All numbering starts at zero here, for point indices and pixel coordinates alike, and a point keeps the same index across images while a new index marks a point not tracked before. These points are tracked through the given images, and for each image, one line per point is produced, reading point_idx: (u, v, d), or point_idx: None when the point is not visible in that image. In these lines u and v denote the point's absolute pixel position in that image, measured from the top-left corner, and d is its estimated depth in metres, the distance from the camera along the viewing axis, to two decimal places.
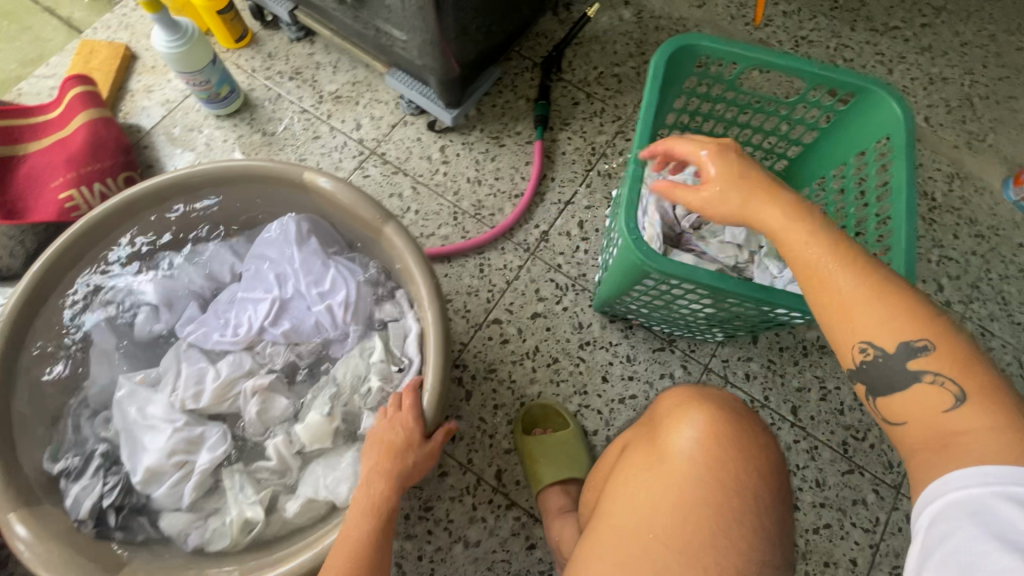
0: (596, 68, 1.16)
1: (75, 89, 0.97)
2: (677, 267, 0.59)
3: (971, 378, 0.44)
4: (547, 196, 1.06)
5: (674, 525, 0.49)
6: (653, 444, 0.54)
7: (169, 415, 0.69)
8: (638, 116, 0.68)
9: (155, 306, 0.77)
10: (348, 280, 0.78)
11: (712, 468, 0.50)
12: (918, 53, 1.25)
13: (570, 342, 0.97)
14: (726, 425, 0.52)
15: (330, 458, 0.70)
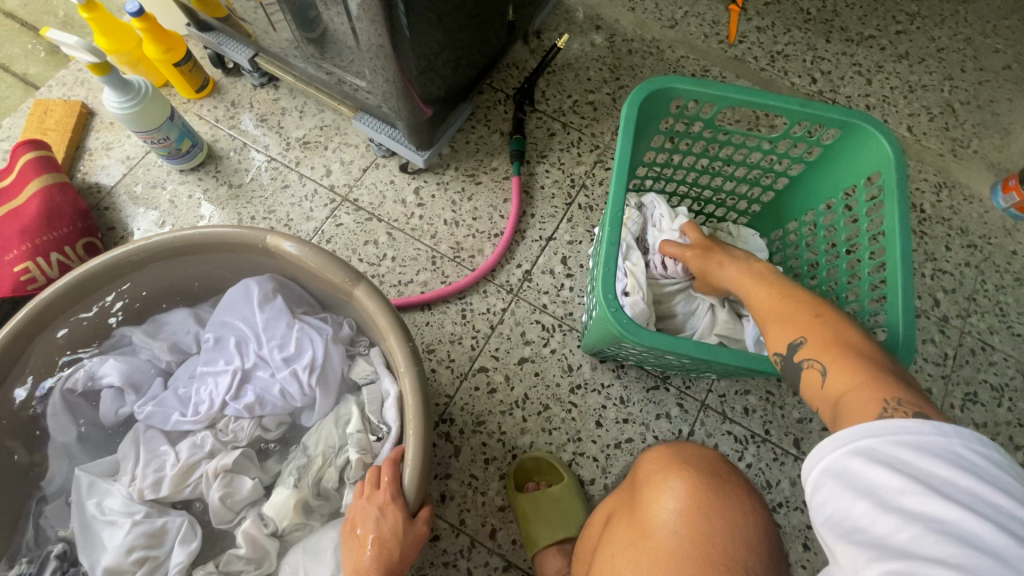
0: (570, 96, 1.14)
1: (27, 154, 0.93)
2: (657, 340, 0.59)
3: (835, 353, 0.52)
4: (527, 233, 1.02)
5: None
6: (636, 518, 0.50)
7: (127, 507, 0.63)
8: (613, 165, 0.66)
9: (121, 388, 0.70)
10: (315, 340, 0.72)
11: (698, 540, 0.46)
12: (895, 61, 1.23)
13: (560, 387, 0.93)
14: (708, 490, 0.49)
15: (311, 543, 0.66)
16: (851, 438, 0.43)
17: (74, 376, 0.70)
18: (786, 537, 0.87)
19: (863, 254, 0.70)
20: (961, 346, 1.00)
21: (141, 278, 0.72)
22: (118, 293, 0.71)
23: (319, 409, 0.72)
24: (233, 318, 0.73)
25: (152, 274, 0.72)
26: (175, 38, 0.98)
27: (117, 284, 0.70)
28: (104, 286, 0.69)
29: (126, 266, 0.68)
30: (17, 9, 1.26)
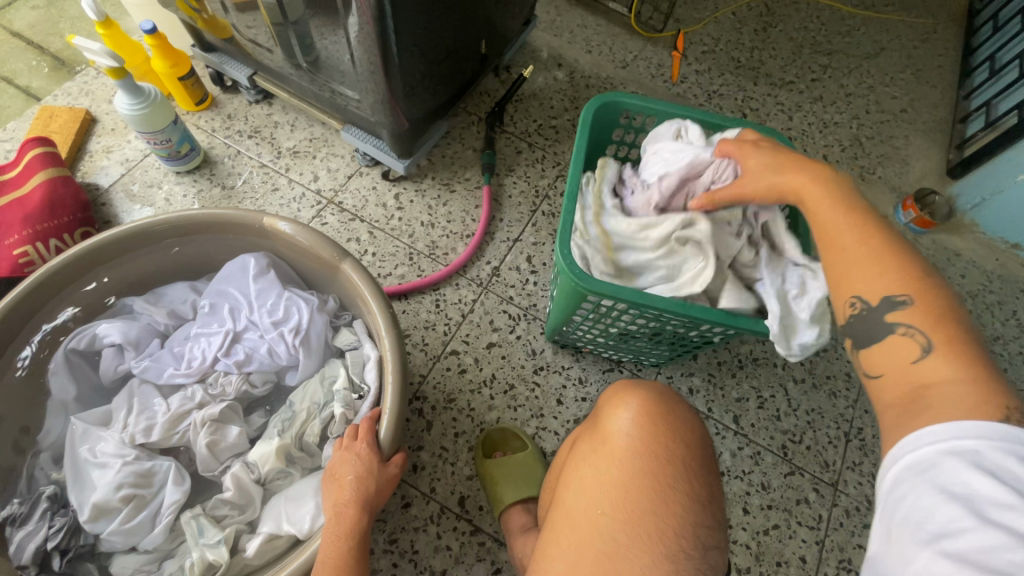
0: (535, 121, 1.29)
1: (35, 150, 1.00)
2: (607, 286, 0.68)
3: (940, 331, 0.48)
4: (496, 235, 1.14)
5: (621, 498, 0.52)
6: (596, 431, 0.58)
7: (120, 450, 0.68)
8: (570, 157, 0.77)
9: (121, 345, 0.77)
10: (303, 308, 0.80)
11: (645, 441, 0.54)
12: (812, 102, 1.45)
13: (525, 368, 1.02)
14: (657, 404, 0.57)
15: (293, 490, 0.71)
16: (960, 439, 0.41)
17: (77, 336, 0.76)
18: (727, 503, 0.97)
19: None
20: None
21: (149, 251, 0.80)
22: (123, 264, 0.79)
23: (305, 368, 0.79)
24: (228, 287, 0.81)
25: (159, 250, 0.81)
26: (182, 56, 1.09)
27: (128, 254, 0.78)
28: (115, 255, 0.77)
29: (137, 238, 0.77)
30: (25, 30, 1.36)
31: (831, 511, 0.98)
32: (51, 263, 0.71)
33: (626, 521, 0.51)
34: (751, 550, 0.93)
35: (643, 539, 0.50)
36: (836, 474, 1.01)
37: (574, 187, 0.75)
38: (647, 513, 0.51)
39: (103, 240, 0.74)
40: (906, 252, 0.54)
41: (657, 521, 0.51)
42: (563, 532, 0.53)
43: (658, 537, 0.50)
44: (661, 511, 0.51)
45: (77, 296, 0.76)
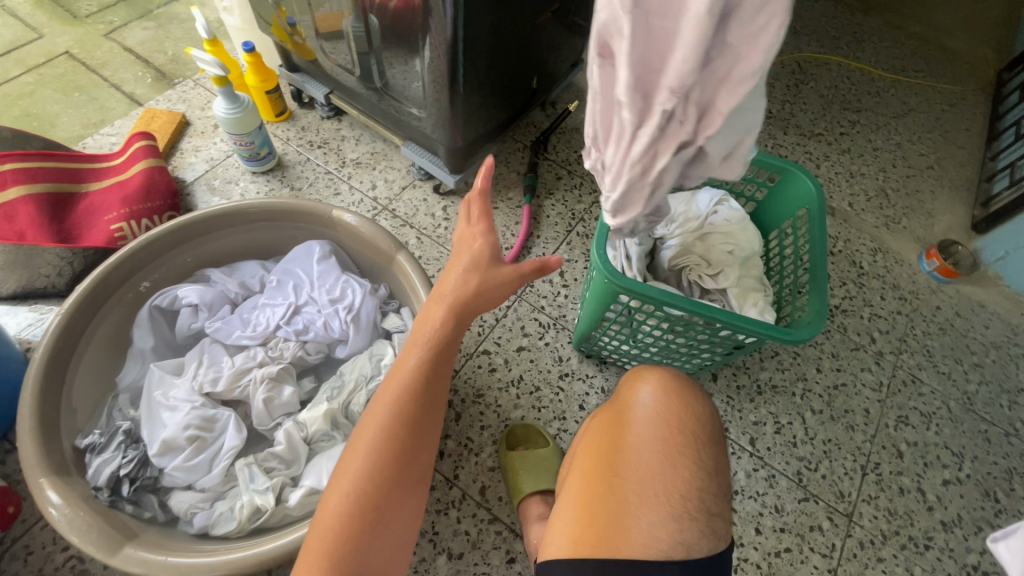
0: (576, 152, 1.40)
1: (139, 142, 1.15)
2: (639, 286, 0.76)
3: None
4: (533, 250, 1.23)
5: (636, 463, 0.58)
6: (618, 406, 0.64)
7: (189, 395, 0.77)
8: None
9: (197, 307, 0.87)
10: (357, 290, 0.89)
11: (660, 415, 0.60)
12: (839, 154, 1.52)
13: (550, 373, 1.08)
14: (676, 382, 0.63)
15: (335, 450, 0.77)
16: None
17: (161, 295, 0.86)
18: (740, 521, 0.99)
19: (795, 270, 0.89)
20: (894, 376, 1.17)
21: (231, 233, 0.92)
22: (207, 239, 0.91)
23: (356, 342, 0.87)
24: (295, 266, 0.91)
25: (240, 234, 0.93)
26: (271, 73, 1.25)
27: (213, 233, 0.90)
28: (203, 233, 0.89)
29: (224, 220, 0.89)
30: (136, 46, 1.56)
31: (844, 541, 0.98)
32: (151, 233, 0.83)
33: (635, 485, 0.57)
34: (761, 570, 0.95)
35: (654, 500, 0.56)
36: (851, 505, 1.02)
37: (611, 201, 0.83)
38: (655, 479, 0.57)
39: (196, 218, 0.86)
40: None
41: (667, 485, 0.56)
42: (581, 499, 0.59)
43: (667, 500, 0.56)
44: (670, 478, 0.57)
45: (166, 264, 0.88)
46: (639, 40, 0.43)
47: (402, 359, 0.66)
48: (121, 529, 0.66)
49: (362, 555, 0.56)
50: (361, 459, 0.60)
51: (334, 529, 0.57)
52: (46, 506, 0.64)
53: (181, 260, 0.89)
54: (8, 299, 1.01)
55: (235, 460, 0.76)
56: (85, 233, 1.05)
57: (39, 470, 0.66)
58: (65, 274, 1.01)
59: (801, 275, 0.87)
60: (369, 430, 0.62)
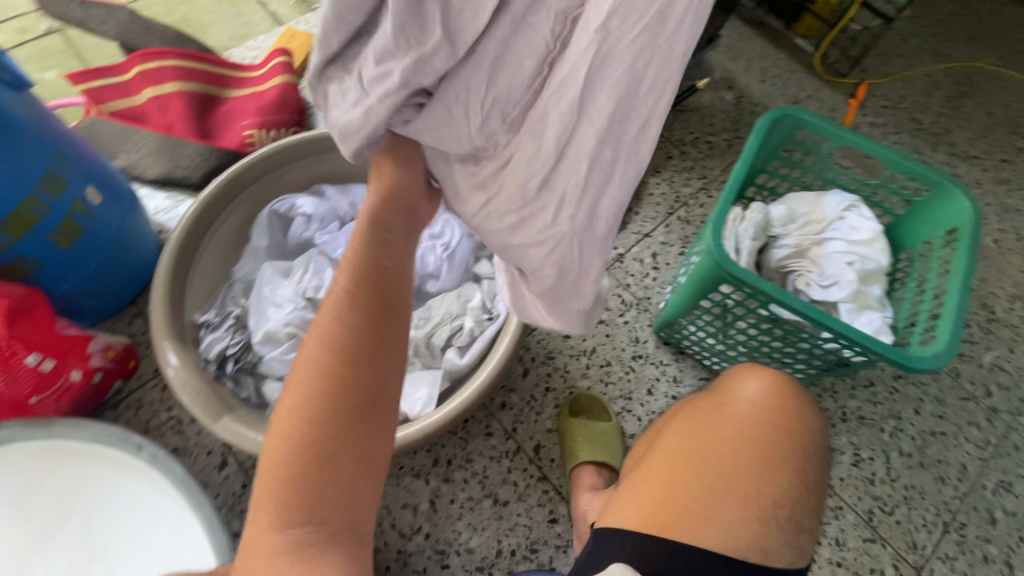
0: (693, 133, 1.33)
1: (279, 58, 1.22)
2: (749, 277, 0.72)
3: None
4: (629, 226, 1.19)
5: (733, 454, 0.62)
6: (721, 395, 0.68)
7: (294, 296, 0.83)
8: (736, 162, 0.81)
9: (309, 217, 0.92)
10: (456, 231, 0.91)
11: (763, 415, 0.64)
12: (994, 183, 1.34)
13: (624, 351, 1.06)
14: (788, 389, 0.67)
15: (415, 377, 0.81)
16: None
17: (281, 202, 0.92)
18: None
19: (923, 297, 0.81)
20: (1005, 438, 1.05)
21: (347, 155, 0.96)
22: (328, 156, 0.96)
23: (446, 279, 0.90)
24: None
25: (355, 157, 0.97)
26: None
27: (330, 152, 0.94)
28: (322, 151, 0.93)
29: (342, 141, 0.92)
30: None
31: None
32: (279, 143, 0.89)
33: (727, 477, 0.60)
34: None
35: (742, 492, 0.60)
36: (923, 559, 0.94)
37: (735, 185, 0.79)
38: (748, 479, 0.61)
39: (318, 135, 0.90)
40: None
41: (757, 485, 0.61)
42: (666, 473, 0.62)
43: (753, 497, 0.60)
44: (762, 479, 0.61)
45: (287, 175, 0.94)
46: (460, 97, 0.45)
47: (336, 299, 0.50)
48: (222, 402, 0.73)
49: (309, 504, 0.42)
50: (297, 397, 0.44)
51: (278, 475, 0.42)
52: (166, 365, 0.72)
53: (300, 173, 0.95)
54: (150, 182, 1.12)
55: None
56: (222, 135, 1.14)
57: (164, 334, 0.74)
58: (201, 168, 1.11)
59: (931, 304, 0.79)
60: (302, 367, 0.45)
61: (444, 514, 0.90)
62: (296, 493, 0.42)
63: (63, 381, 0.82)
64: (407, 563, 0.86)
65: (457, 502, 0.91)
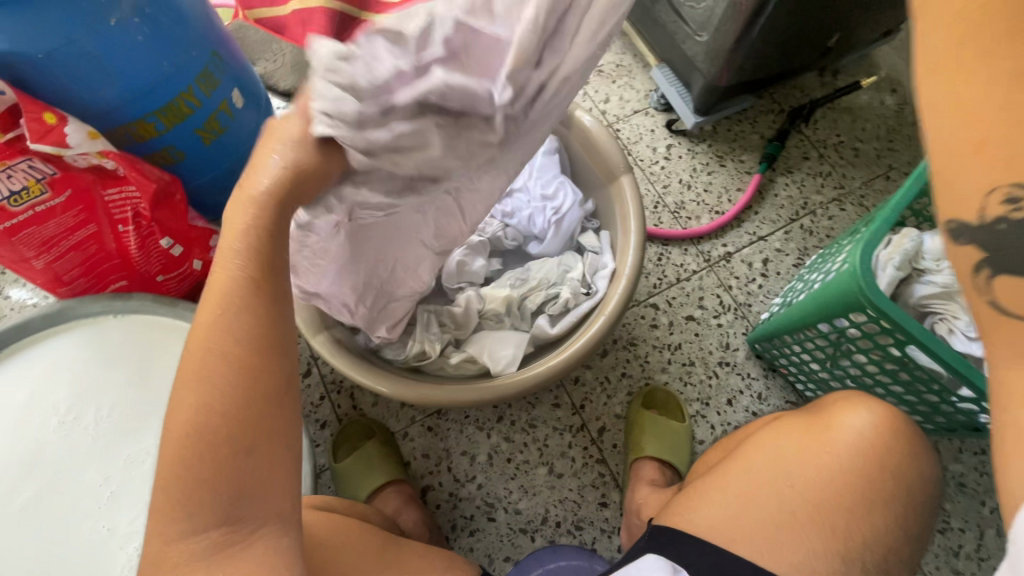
0: (839, 136, 1.19)
1: None
2: (894, 310, 0.64)
3: None
4: (744, 224, 1.10)
5: (823, 485, 0.59)
6: (819, 419, 0.64)
7: None
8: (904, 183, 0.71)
9: None
10: (568, 194, 0.87)
11: (865, 452, 0.60)
12: None
13: (711, 355, 1.00)
14: (897, 429, 0.61)
15: (501, 334, 0.80)
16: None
17: None
18: None
19: None
20: None
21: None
22: None
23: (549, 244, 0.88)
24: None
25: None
26: None
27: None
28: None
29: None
30: None
31: None
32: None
33: (815, 503, 0.58)
34: None
35: (825, 526, 0.57)
36: None
37: (898, 206, 0.70)
38: (839, 512, 0.58)
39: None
40: None
41: (847, 523, 0.57)
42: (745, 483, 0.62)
43: (839, 535, 0.57)
44: (853, 518, 0.57)
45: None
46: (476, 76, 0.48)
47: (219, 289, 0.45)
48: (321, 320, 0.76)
49: (216, 503, 0.41)
50: (200, 392, 0.42)
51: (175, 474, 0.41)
52: None
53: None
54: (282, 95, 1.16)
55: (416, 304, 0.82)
56: None
57: None
58: None
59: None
60: (193, 360, 0.43)
61: (499, 470, 0.91)
62: (184, 484, 0.41)
63: (186, 267, 0.89)
64: (456, 507, 0.89)
65: (513, 463, 0.92)
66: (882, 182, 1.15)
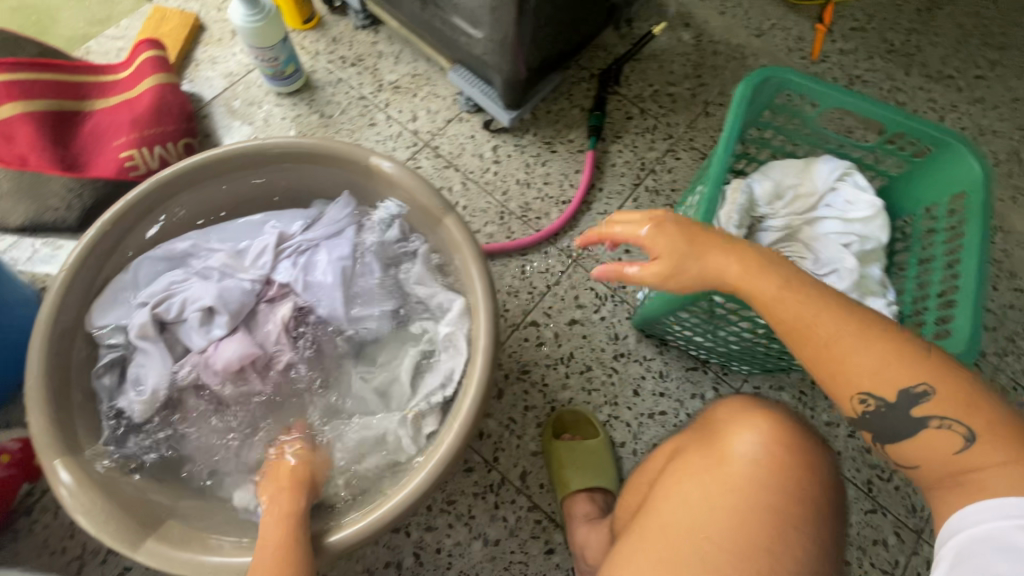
0: (651, 85, 1.18)
1: (147, 52, 0.99)
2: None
3: (977, 417, 0.48)
4: (593, 206, 1.06)
5: (735, 527, 0.51)
6: (712, 444, 0.56)
7: (200, 337, 0.70)
8: (724, 124, 0.66)
9: (209, 308, 0.71)
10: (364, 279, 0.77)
11: (766, 475, 0.52)
12: (970, 104, 1.27)
13: (604, 352, 0.97)
14: (788, 434, 0.55)
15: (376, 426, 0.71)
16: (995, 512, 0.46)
17: (165, 304, 0.71)
18: None
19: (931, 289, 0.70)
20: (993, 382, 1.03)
21: (237, 180, 0.77)
22: (223, 183, 0.77)
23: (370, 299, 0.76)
24: (314, 232, 0.78)
25: (246, 176, 0.78)
26: None
27: (206, 179, 0.75)
28: (203, 183, 0.75)
29: (218, 167, 0.73)
30: None
31: (909, 558, 0.91)
32: (141, 188, 0.70)
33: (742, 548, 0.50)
34: None
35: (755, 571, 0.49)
36: (922, 521, 0.93)
37: (724, 161, 0.66)
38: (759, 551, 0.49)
39: (187, 168, 0.71)
40: (995, 402, 0.49)
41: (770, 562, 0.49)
42: (708, 448, 0.56)
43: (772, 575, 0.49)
44: (777, 552, 0.49)
45: (164, 219, 0.75)
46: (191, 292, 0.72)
47: (274, 507, 0.61)
48: (145, 520, 0.61)
49: None
50: (278, 538, 0.57)
51: None
52: (57, 487, 0.58)
53: (180, 209, 0.76)
54: (18, 231, 0.92)
55: None
56: (93, 161, 0.93)
57: (46, 448, 0.60)
58: (75, 208, 0.90)
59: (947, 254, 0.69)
60: (276, 539, 0.57)
61: (431, 564, 0.83)
62: None
63: None
64: None
65: (444, 551, 0.84)
66: (704, 119, 1.16)
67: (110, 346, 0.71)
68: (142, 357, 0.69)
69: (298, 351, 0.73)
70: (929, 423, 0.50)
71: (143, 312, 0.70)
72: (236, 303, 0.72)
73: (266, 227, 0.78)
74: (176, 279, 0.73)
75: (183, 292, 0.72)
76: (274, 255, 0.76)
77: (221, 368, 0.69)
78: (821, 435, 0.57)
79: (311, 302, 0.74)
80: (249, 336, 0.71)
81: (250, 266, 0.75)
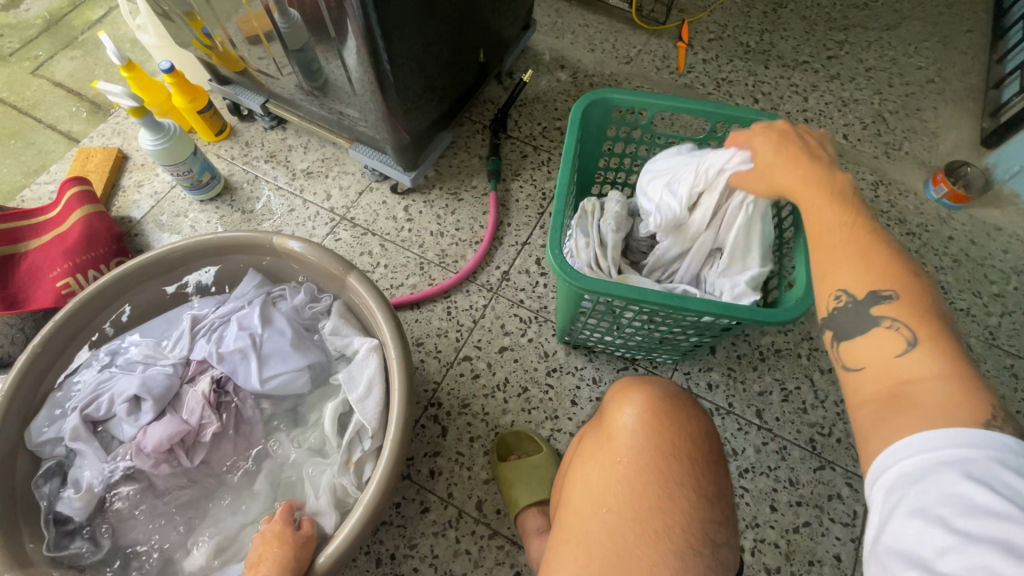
0: (540, 124, 1.30)
1: (73, 189, 1.08)
2: (604, 285, 0.68)
3: (925, 328, 0.46)
4: (504, 240, 1.15)
5: (626, 496, 0.54)
6: (602, 427, 0.61)
7: (132, 429, 0.75)
8: (562, 147, 0.76)
9: (135, 398, 0.76)
10: (276, 342, 0.81)
11: (646, 443, 0.56)
12: (828, 81, 1.41)
13: (537, 370, 1.02)
14: (662, 401, 0.59)
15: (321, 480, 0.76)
16: (954, 443, 0.38)
17: (94, 404, 0.76)
18: (754, 500, 0.93)
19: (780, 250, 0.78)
20: None
21: (156, 282, 0.85)
22: (144, 288, 0.84)
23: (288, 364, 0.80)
24: (230, 311, 0.84)
25: (165, 278, 0.86)
26: (199, 90, 1.15)
27: (126, 288, 0.82)
28: (124, 292, 0.82)
29: (137, 275, 0.81)
30: (65, 80, 1.42)
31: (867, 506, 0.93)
32: (66, 309, 0.77)
33: (633, 513, 0.54)
34: (781, 549, 0.89)
35: (649, 530, 0.53)
36: None
37: (567, 176, 0.76)
38: (649, 512, 0.53)
39: (106, 282, 0.79)
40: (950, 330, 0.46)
41: (662, 518, 0.53)
42: (599, 432, 0.61)
43: (665, 529, 0.53)
44: (666, 509, 0.53)
45: (92, 333, 0.81)
46: (118, 388, 0.77)
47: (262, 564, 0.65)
48: None
49: None
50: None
51: None
52: None
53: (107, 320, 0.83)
54: None
55: (235, 518, 0.76)
56: (32, 295, 1.00)
57: None
58: (17, 341, 0.95)
59: None
60: None
61: None
62: None
63: None
64: None
65: None
66: None
67: (51, 457, 0.75)
68: (78, 461, 0.73)
69: (231, 427, 0.78)
70: (879, 320, 0.48)
71: (74, 418, 0.74)
72: (160, 388, 0.77)
73: (185, 315, 0.85)
74: (103, 379, 0.78)
75: (111, 391, 0.77)
76: (191, 339, 0.82)
77: (151, 450, 0.73)
78: (692, 399, 0.62)
79: (227, 372, 0.79)
80: (176, 416, 0.75)
81: (173, 354, 0.81)
